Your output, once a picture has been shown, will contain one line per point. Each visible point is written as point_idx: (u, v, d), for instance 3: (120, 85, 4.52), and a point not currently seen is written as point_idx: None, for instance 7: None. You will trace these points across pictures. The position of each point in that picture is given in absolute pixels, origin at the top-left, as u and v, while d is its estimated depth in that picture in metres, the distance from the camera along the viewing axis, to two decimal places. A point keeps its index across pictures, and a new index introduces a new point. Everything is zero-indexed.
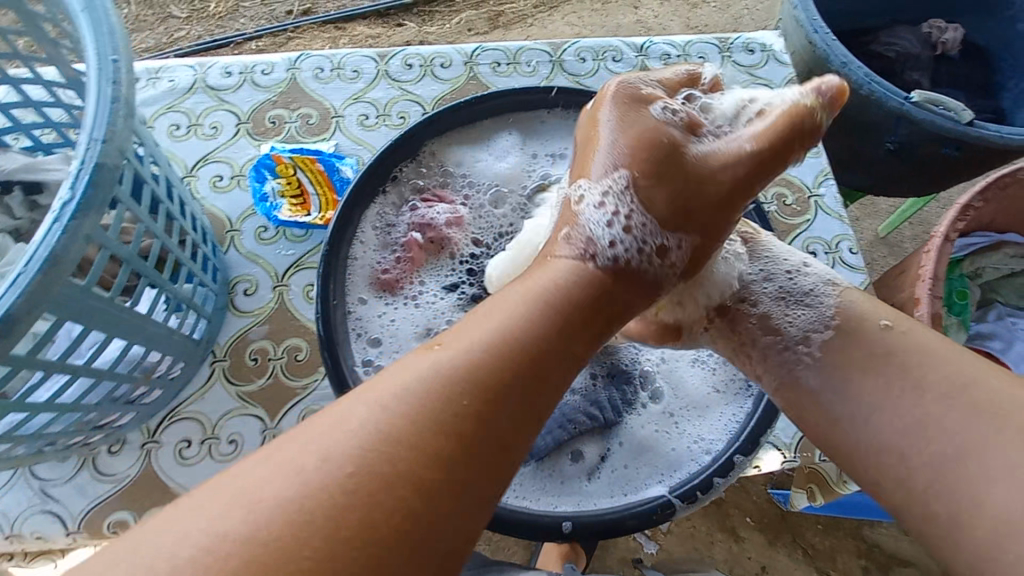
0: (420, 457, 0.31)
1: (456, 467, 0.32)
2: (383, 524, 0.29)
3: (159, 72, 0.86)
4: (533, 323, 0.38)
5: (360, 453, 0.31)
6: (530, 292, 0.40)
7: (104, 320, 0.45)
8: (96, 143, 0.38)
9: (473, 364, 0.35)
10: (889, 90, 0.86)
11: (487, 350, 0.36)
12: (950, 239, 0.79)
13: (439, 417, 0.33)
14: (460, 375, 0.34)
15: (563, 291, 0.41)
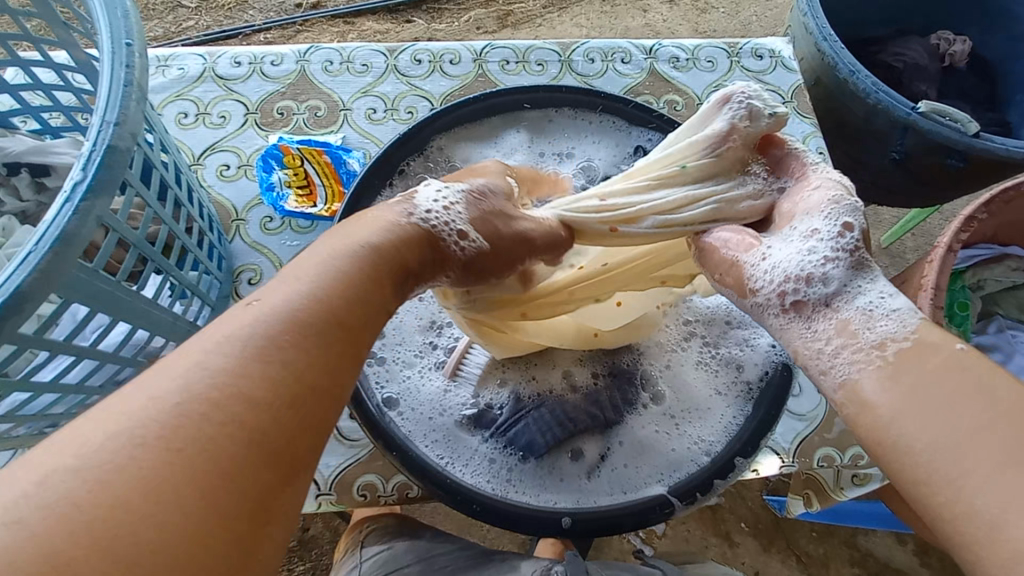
0: (269, 396, 0.34)
1: (309, 398, 0.35)
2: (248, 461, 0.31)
3: (168, 60, 0.87)
4: (348, 282, 0.41)
5: (229, 385, 0.33)
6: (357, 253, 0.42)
7: (111, 303, 0.45)
8: (108, 126, 0.38)
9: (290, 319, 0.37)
10: (896, 100, 0.87)
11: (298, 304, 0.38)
12: (953, 250, 0.79)
13: (266, 361, 0.35)
14: (306, 331, 0.37)
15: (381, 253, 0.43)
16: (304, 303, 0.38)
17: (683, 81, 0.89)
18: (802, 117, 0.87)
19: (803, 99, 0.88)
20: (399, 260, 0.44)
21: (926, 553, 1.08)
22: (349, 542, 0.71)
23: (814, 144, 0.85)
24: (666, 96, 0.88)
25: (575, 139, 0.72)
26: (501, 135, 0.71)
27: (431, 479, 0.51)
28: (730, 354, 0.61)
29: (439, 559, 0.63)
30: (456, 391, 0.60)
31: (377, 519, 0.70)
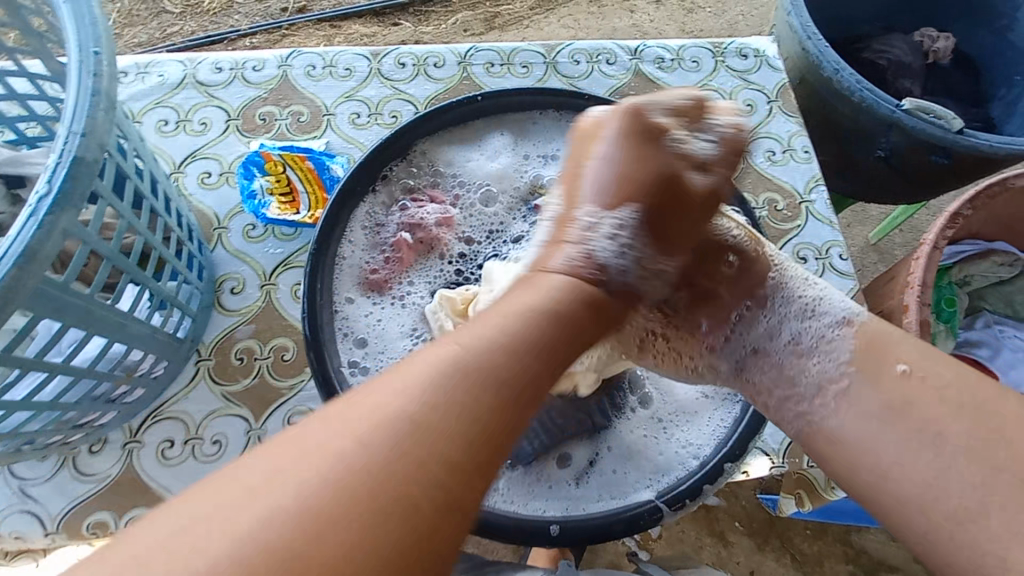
0: (439, 491, 0.30)
1: (469, 487, 0.31)
2: (380, 569, 0.28)
3: (148, 66, 0.85)
4: (533, 347, 0.37)
5: (342, 494, 0.29)
6: (546, 315, 0.38)
7: (83, 317, 0.44)
8: (74, 136, 0.37)
9: (467, 399, 0.33)
10: (880, 98, 0.87)
11: (469, 377, 0.34)
12: (939, 246, 0.79)
13: (424, 458, 0.31)
14: (395, 414, 0.32)
15: (559, 319, 0.39)
16: (449, 379, 0.33)
17: (668, 81, 0.89)
18: (788, 115, 0.87)
19: (788, 98, 0.88)
20: (573, 332, 0.39)
21: None
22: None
23: (799, 143, 0.85)
24: (652, 97, 0.88)
25: (560, 142, 0.71)
26: (485, 138, 0.71)
27: None
28: None
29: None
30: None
31: None
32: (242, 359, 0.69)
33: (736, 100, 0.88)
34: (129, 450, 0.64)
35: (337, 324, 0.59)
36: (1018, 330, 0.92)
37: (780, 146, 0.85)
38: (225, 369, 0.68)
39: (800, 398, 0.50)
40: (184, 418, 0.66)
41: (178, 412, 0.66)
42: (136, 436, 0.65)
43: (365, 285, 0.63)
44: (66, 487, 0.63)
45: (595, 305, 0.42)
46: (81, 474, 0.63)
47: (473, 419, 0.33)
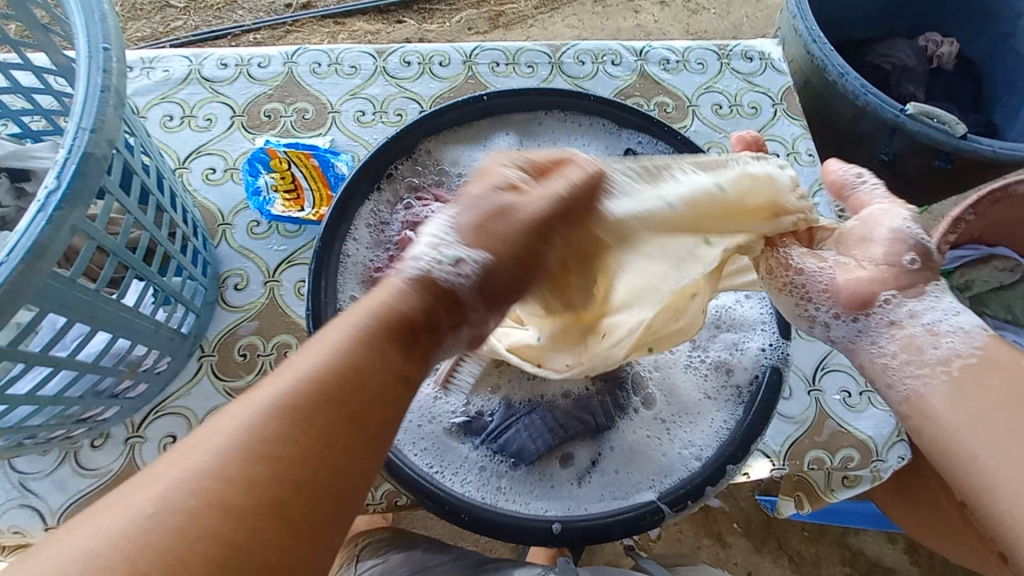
0: (283, 475, 0.32)
1: (323, 467, 0.33)
2: (243, 544, 0.30)
3: (153, 62, 0.85)
4: (372, 345, 0.37)
5: (209, 491, 0.31)
6: (377, 307, 0.38)
7: (89, 313, 0.44)
8: (83, 132, 0.37)
9: (309, 390, 0.35)
10: (884, 102, 0.87)
11: (298, 377, 0.35)
12: (942, 251, 0.79)
13: (263, 450, 0.32)
14: (265, 412, 0.33)
15: (392, 312, 0.38)
16: (358, 363, 0.36)
17: (673, 82, 0.89)
18: (792, 119, 0.87)
19: (793, 101, 0.89)
20: (422, 318, 0.39)
21: (916, 551, 1.09)
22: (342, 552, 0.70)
23: (804, 146, 0.85)
24: (657, 98, 0.88)
25: (564, 142, 0.71)
26: (490, 138, 0.71)
27: (419, 488, 0.51)
28: (719, 357, 0.61)
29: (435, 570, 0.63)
30: (445, 398, 0.59)
31: (373, 531, 0.70)
32: (245, 355, 0.69)
33: (741, 102, 0.88)
34: (131, 445, 0.64)
35: None
36: (1019, 336, 0.92)
37: (784, 149, 0.85)
38: (228, 365, 0.68)
39: (920, 364, 0.46)
40: (187, 414, 0.66)
41: (180, 407, 0.66)
42: (138, 431, 0.65)
43: (369, 283, 0.63)
44: (68, 481, 0.63)
45: (444, 301, 0.39)
46: (83, 468, 0.63)
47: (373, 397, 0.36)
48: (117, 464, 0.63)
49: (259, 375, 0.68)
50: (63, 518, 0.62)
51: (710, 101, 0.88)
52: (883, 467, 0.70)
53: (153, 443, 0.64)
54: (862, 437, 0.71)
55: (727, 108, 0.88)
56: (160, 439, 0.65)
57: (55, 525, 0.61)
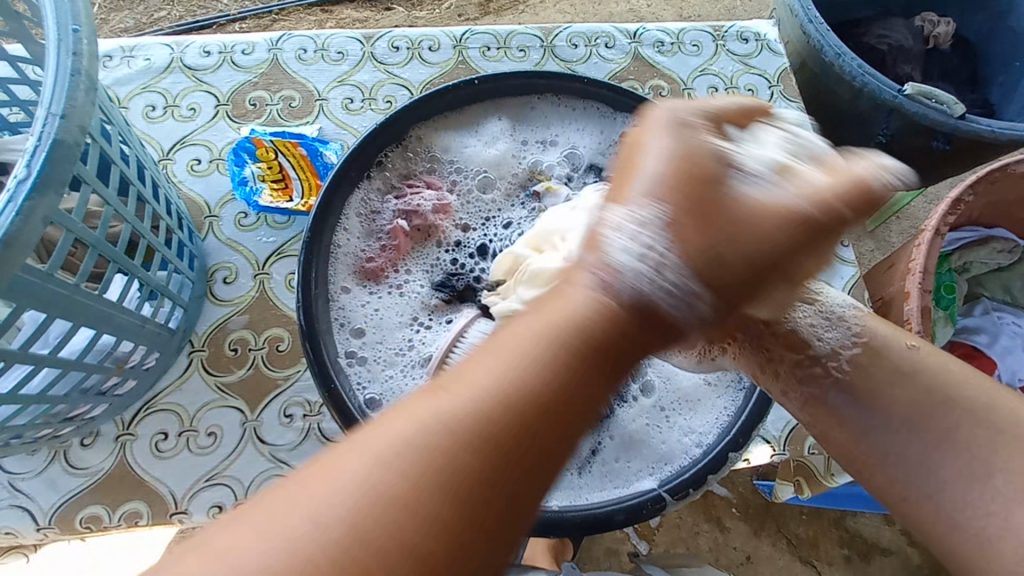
0: (408, 523, 0.26)
1: (574, 404, 0.30)
2: (421, 556, 0.26)
3: (133, 50, 0.83)
4: (559, 366, 0.31)
5: (294, 573, 0.24)
6: (570, 313, 0.32)
7: (69, 308, 0.43)
8: (53, 119, 0.35)
9: (507, 408, 0.29)
10: (882, 82, 0.85)
11: (504, 383, 0.30)
12: (940, 233, 0.78)
13: (424, 497, 0.27)
14: (451, 415, 0.29)
15: (590, 333, 0.32)
16: (527, 359, 0.31)
17: (668, 65, 0.87)
18: (789, 101, 0.86)
19: (789, 82, 0.87)
20: (615, 336, 0.32)
21: (913, 532, 1.10)
22: None
23: None
24: (651, 81, 0.86)
25: (559, 127, 0.70)
26: (482, 124, 0.69)
27: None
28: None
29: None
30: None
31: None
32: (236, 350, 0.68)
33: (737, 84, 0.87)
34: (123, 443, 0.63)
35: (334, 314, 0.58)
36: (1016, 316, 0.92)
37: None
38: (218, 360, 0.67)
39: None
40: (178, 410, 0.65)
41: (172, 404, 0.65)
42: (129, 429, 0.63)
43: (361, 274, 0.62)
44: (58, 481, 0.61)
45: (624, 325, 0.32)
46: (72, 467, 0.62)
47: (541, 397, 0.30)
48: (108, 462, 0.62)
49: (251, 370, 0.67)
50: (55, 518, 0.60)
51: (705, 83, 0.87)
52: None
53: (144, 440, 0.63)
54: None
55: (723, 91, 0.86)
56: (151, 437, 0.63)
57: (47, 525, 0.60)
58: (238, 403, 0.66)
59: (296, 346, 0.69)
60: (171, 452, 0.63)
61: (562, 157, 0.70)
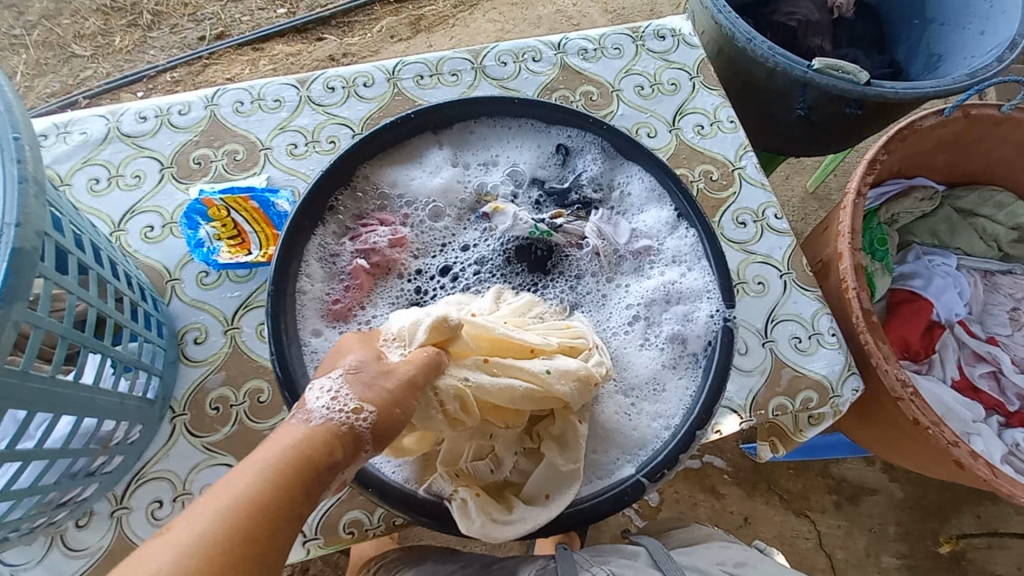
0: None
1: None
2: None
3: (67, 126, 0.83)
4: (267, 498, 0.38)
5: None
6: (294, 445, 0.41)
7: (48, 400, 0.44)
8: (9, 229, 0.36)
9: (231, 545, 0.35)
10: (792, 60, 0.91)
11: (222, 521, 0.36)
12: (862, 193, 0.85)
13: None
14: None
15: (298, 459, 0.40)
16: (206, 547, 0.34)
17: (594, 70, 0.92)
18: (710, 89, 0.92)
19: (708, 72, 0.93)
20: (327, 458, 0.42)
21: (892, 468, 1.17)
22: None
23: (725, 113, 0.90)
24: (581, 88, 0.91)
25: (498, 147, 0.74)
26: (424, 155, 0.72)
27: (413, 506, 0.53)
28: (674, 330, 0.65)
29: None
30: None
31: (385, 555, 0.72)
32: (218, 407, 0.69)
33: (661, 80, 0.92)
34: (118, 517, 0.64)
35: (308, 360, 0.60)
36: (944, 257, 1.01)
37: (708, 119, 0.89)
38: (202, 421, 0.68)
39: None
40: (169, 477, 0.66)
41: (162, 471, 0.66)
42: (123, 502, 0.64)
43: (330, 316, 0.64)
44: (59, 566, 0.62)
45: (330, 454, 0.42)
46: (71, 550, 0.62)
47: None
48: (107, 539, 0.63)
49: (236, 425, 0.69)
50: None
51: (632, 83, 0.91)
52: (841, 401, 0.75)
53: (140, 512, 0.64)
54: (818, 377, 0.76)
55: (649, 88, 0.91)
56: (147, 507, 0.64)
57: None
58: (228, 459, 0.67)
59: (276, 396, 0.70)
60: (168, 518, 0.64)
61: (506, 176, 0.74)
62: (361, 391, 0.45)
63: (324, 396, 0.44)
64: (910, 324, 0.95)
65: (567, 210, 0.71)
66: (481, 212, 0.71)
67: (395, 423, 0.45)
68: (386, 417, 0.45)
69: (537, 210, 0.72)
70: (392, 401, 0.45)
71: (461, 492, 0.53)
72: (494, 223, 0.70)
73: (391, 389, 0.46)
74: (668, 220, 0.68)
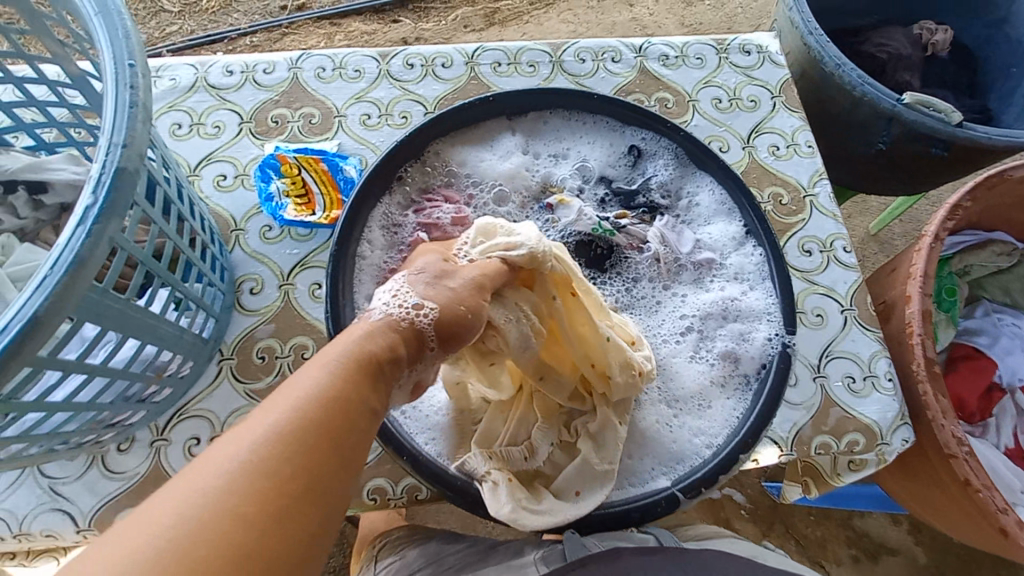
0: (237, 525, 0.31)
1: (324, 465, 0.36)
2: None
3: (159, 70, 0.86)
4: (334, 387, 0.38)
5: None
6: (363, 339, 0.42)
7: (121, 320, 0.46)
8: (116, 148, 0.38)
9: (315, 422, 0.36)
10: (880, 91, 0.88)
11: (301, 406, 0.37)
12: (940, 238, 0.81)
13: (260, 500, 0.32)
14: (218, 487, 0.32)
15: (362, 353, 0.41)
16: (289, 422, 0.36)
17: (673, 78, 0.90)
18: (791, 111, 0.89)
19: (791, 93, 0.90)
20: (392, 355, 0.42)
21: (920, 531, 1.11)
22: (369, 553, 0.73)
23: (803, 138, 0.87)
24: (657, 94, 0.89)
25: (570, 140, 0.73)
26: (497, 139, 0.72)
27: (444, 482, 0.53)
28: (727, 348, 0.63)
29: (449, 558, 0.65)
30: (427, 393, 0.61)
31: (397, 530, 0.72)
32: (264, 358, 0.71)
33: (740, 96, 0.90)
34: (157, 448, 0.66)
35: None
36: (1014, 318, 0.95)
37: (784, 141, 0.87)
38: (247, 368, 0.70)
39: None
40: (209, 416, 0.68)
41: (203, 410, 0.68)
42: (163, 434, 0.66)
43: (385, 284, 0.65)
44: (96, 485, 0.64)
45: (397, 348, 0.43)
46: (109, 472, 0.65)
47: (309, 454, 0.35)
48: (144, 467, 0.65)
49: (278, 377, 0.70)
50: (94, 520, 0.63)
51: (710, 95, 0.90)
52: (889, 450, 0.72)
53: (178, 446, 0.66)
54: (868, 422, 0.73)
55: (727, 102, 0.89)
56: (185, 442, 0.66)
57: (87, 528, 0.63)
58: None
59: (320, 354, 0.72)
60: None
61: (574, 170, 0.73)
62: (422, 292, 0.46)
63: (387, 294, 0.45)
64: (969, 384, 0.90)
65: (631, 213, 0.70)
66: (545, 203, 0.71)
67: (461, 321, 0.46)
68: (448, 314, 0.45)
69: (602, 208, 0.71)
70: (454, 299, 0.46)
71: (494, 474, 0.52)
72: (557, 214, 0.69)
73: (454, 289, 0.47)
74: (736, 235, 0.67)
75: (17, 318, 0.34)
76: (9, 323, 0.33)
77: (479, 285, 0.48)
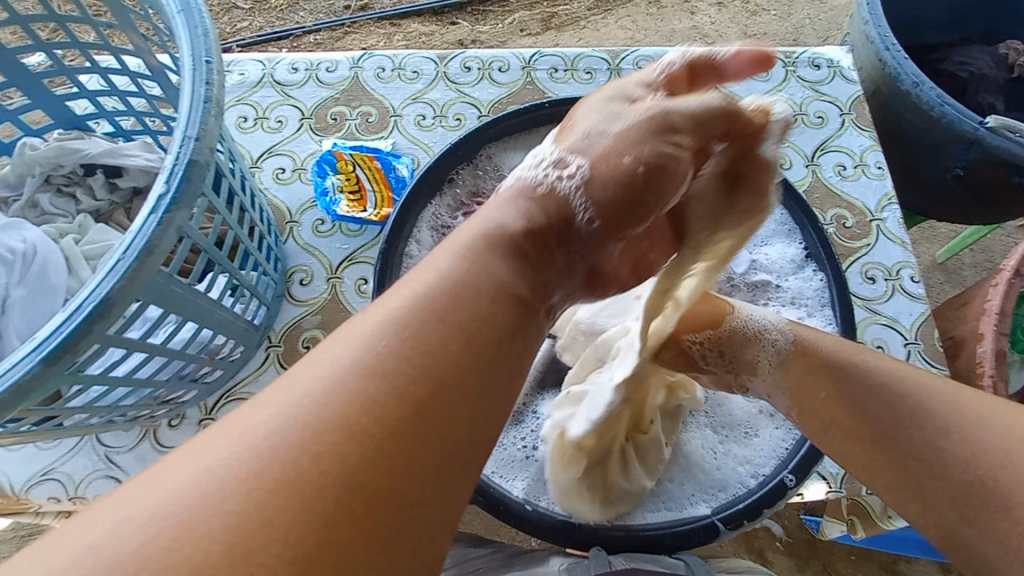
0: (413, 367, 0.33)
1: (487, 340, 0.36)
2: (366, 463, 0.29)
3: (230, 65, 0.90)
4: (487, 262, 0.40)
5: (340, 401, 0.30)
6: (523, 218, 0.44)
7: (182, 304, 0.48)
8: (189, 141, 0.40)
9: (477, 292, 0.38)
10: (963, 113, 0.83)
11: (466, 271, 0.39)
12: (1020, 273, 0.75)
13: (428, 350, 0.34)
14: (394, 325, 0.34)
15: (517, 230, 0.43)
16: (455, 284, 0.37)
17: (735, 90, 0.87)
18: (861, 130, 0.84)
19: (862, 111, 0.86)
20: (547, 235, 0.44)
21: None
22: None
23: (872, 158, 0.83)
24: None
25: None
26: None
27: (475, 487, 0.53)
28: None
29: (474, 561, 0.63)
30: None
31: None
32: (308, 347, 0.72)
33: (806, 111, 0.86)
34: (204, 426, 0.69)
35: None
36: None
37: (852, 160, 0.82)
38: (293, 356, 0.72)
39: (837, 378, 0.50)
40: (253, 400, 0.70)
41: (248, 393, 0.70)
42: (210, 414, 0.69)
43: None
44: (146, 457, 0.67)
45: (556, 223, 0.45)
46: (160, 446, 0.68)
47: (470, 321, 0.36)
48: None
49: None
50: None
51: None
52: None
53: None
54: None
55: (791, 117, 0.85)
56: None
57: None
58: None
59: None
60: None
61: None
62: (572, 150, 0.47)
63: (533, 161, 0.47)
64: None
65: None
66: None
67: (633, 185, 0.45)
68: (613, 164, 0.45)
69: None
70: (628, 144, 0.45)
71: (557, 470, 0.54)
72: None
73: (619, 139, 0.46)
74: (795, 258, 0.64)
75: (91, 298, 0.35)
76: (83, 303, 0.35)
77: (662, 128, 0.45)
